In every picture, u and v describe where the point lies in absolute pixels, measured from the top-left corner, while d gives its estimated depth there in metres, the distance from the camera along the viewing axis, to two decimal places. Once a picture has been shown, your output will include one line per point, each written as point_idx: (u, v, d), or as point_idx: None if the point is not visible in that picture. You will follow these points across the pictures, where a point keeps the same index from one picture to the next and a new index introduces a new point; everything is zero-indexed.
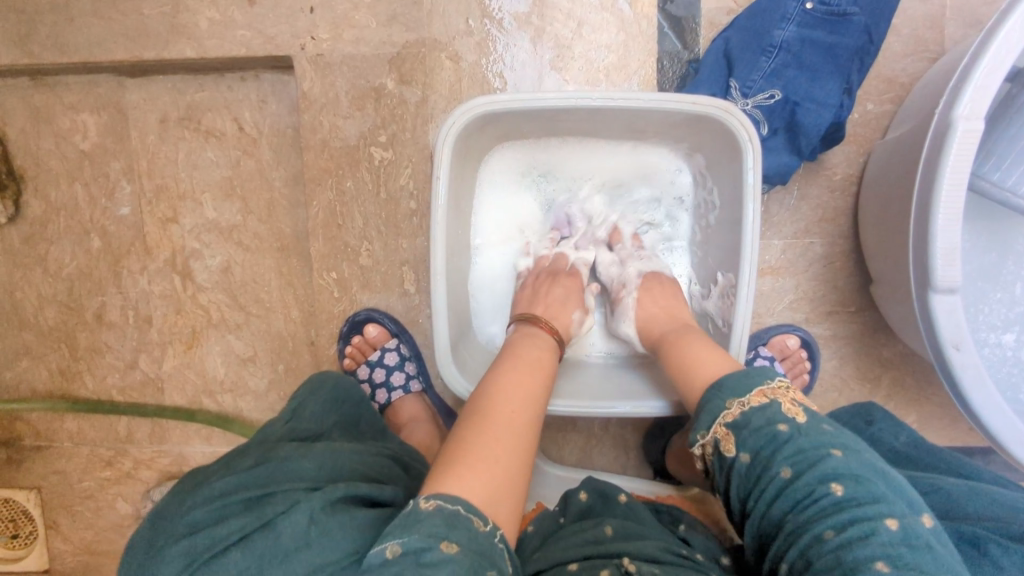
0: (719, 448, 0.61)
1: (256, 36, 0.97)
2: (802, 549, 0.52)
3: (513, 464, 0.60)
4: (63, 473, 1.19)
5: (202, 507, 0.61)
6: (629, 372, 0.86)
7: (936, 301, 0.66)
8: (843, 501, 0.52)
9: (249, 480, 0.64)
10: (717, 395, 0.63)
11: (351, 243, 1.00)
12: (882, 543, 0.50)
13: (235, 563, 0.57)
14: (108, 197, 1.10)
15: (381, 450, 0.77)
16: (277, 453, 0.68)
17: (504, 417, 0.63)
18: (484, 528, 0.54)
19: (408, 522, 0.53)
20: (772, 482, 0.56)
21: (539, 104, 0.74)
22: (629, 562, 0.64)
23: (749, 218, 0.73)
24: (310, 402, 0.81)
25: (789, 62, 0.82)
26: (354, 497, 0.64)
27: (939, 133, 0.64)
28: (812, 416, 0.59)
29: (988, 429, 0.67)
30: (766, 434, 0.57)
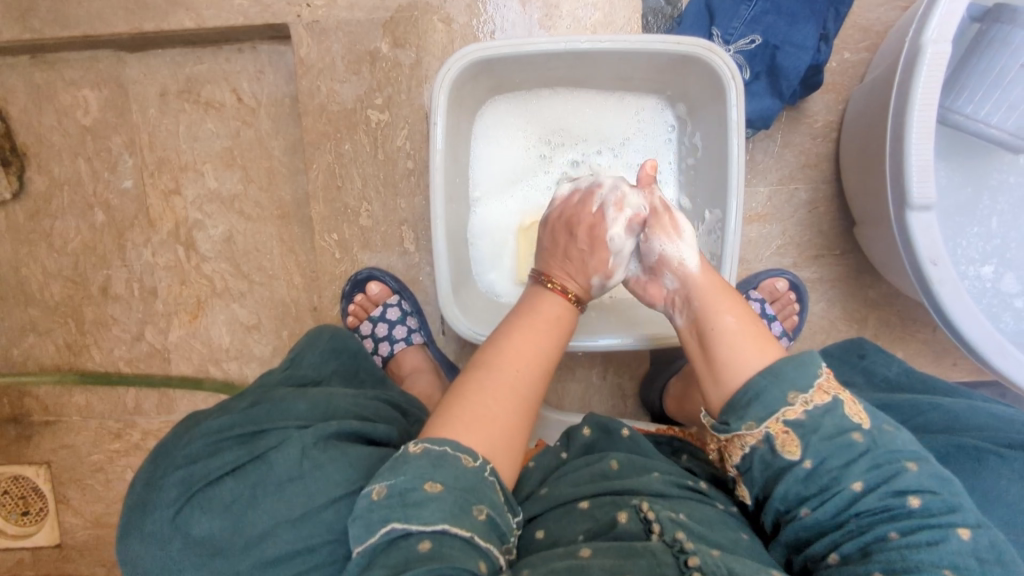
0: (772, 446, 0.61)
1: (253, 5, 1.00)
2: (862, 545, 0.56)
3: (518, 428, 0.65)
4: (72, 447, 1.21)
5: (198, 440, 0.63)
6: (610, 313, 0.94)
7: (913, 218, 0.69)
8: (917, 511, 0.56)
9: (243, 418, 0.66)
10: (776, 383, 0.61)
11: (350, 204, 1.03)
12: (951, 551, 0.53)
13: (229, 491, 0.60)
14: (111, 171, 1.13)
15: (378, 396, 0.78)
16: (272, 395, 0.69)
17: (515, 389, 0.67)
18: (473, 464, 0.59)
19: (396, 465, 0.58)
20: (839, 491, 0.58)
21: (531, 49, 0.77)
22: (648, 509, 0.64)
23: (733, 154, 0.78)
24: (307, 351, 0.80)
25: (767, 9, 0.86)
26: (347, 435, 0.66)
27: (911, 57, 0.68)
28: (872, 418, 0.61)
29: (965, 338, 0.71)
30: (840, 444, 0.59)
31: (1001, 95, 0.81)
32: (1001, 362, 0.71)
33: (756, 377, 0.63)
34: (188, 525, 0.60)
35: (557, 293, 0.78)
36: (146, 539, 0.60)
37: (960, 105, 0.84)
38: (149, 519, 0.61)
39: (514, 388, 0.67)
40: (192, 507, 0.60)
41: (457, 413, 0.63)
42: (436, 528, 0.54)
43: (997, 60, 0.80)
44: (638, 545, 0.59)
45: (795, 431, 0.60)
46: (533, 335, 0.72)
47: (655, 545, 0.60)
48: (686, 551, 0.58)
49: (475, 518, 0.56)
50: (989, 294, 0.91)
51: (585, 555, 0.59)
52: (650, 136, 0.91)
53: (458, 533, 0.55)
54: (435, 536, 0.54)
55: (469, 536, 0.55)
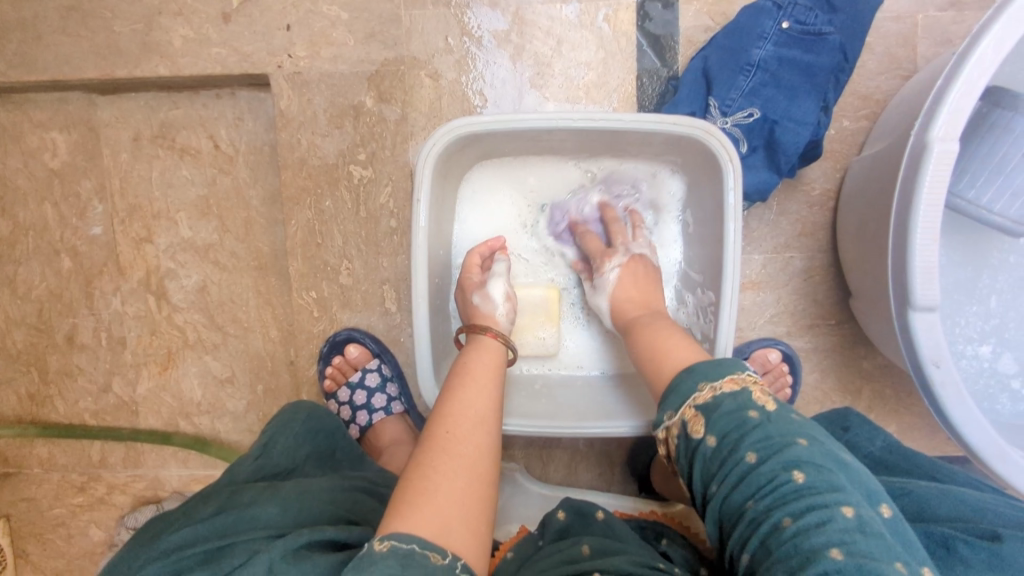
0: (687, 432, 0.60)
1: (231, 53, 0.95)
2: (762, 537, 0.52)
3: (468, 490, 0.60)
4: (33, 500, 1.16)
5: (158, 561, 0.55)
6: (617, 391, 0.85)
7: (917, 319, 0.67)
8: (803, 489, 0.52)
9: (207, 531, 0.57)
10: (688, 376, 0.62)
11: (330, 261, 0.98)
12: (838, 530, 0.49)
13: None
14: (79, 216, 1.07)
15: (354, 488, 0.69)
16: (240, 498, 0.61)
17: (460, 450, 0.63)
18: (442, 563, 0.53)
19: (361, 564, 0.52)
20: (736, 466, 0.55)
21: (520, 125, 0.74)
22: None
23: (730, 238, 0.74)
24: (281, 436, 0.72)
25: (766, 81, 0.83)
26: (322, 546, 0.57)
27: (916, 155, 0.65)
28: (780, 404, 0.58)
29: (967, 441, 0.68)
30: (735, 419, 0.56)
31: (1004, 181, 0.80)
32: (1001, 467, 0.68)
33: (675, 377, 0.64)
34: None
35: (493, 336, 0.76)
36: None
37: (962, 189, 0.82)
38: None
39: (468, 457, 0.62)
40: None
41: (408, 494, 0.59)
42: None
43: (1000, 146, 0.79)
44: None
45: (702, 412, 0.59)
46: (480, 396, 0.68)
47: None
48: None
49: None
50: (987, 375, 0.89)
51: None
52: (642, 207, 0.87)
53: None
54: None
55: None
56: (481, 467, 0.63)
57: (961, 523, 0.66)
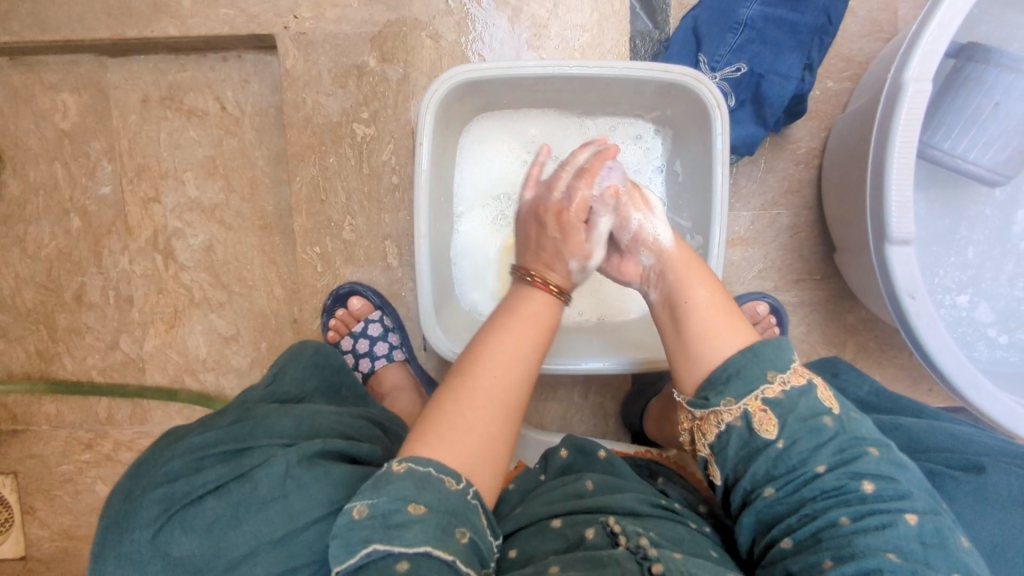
0: (750, 426, 0.61)
1: (239, 15, 0.99)
2: (814, 530, 0.57)
3: (489, 423, 0.61)
4: (40, 457, 1.18)
5: (180, 458, 0.58)
6: (602, 336, 0.91)
7: (892, 252, 0.71)
8: (870, 498, 0.57)
9: (226, 435, 0.61)
10: (753, 362, 0.62)
11: (334, 217, 1.02)
12: (897, 535, 0.55)
13: (212, 510, 0.55)
14: (89, 176, 1.11)
15: (362, 415, 0.73)
16: (256, 412, 0.64)
17: (487, 383, 0.63)
18: (456, 487, 0.57)
19: (379, 483, 0.55)
20: (804, 471, 0.59)
21: (518, 72, 0.78)
22: (614, 522, 0.66)
23: (717, 181, 0.78)
24: (291, 367, 0.76)
25: (754, 38, 0.88)
26: (335, 454, 0.61)
27: (892, 96, 0.69)
28: (842, 406, 0.63)
29: (941, 370, 0.72)
30: (810, 426, 0.60)
31: (977, 132, 0.84)
32: (974, 395, 0.72)
33: (736, 356, 0.64)
34: (168, 545, 0.54)
35: (538, 288, 0.72)
36: (120, 563, 0.54)
37: (937, 141, 0.86)
38: (125, 538, 0.55)
39: (494, 394, 0.63)
40: (173, 527, 0.54)
41: (434, 427, 0.60)
42: (417, 551, 0.53)
43: (973, 98, 0.83)
44: (603, 554, 0.62)
45: (773, 409, 0.61)
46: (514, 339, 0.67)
47: (620, 553, 0.63)
48: (649, 559, 0.62)
49: (458, 540, 0.55)
50: (965, 323, 0.93)
51: (553, 569, 0.61)
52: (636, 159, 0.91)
53: (439, 557, 0.53)
54: (415, 558, 0.52)
55: (451, 560, 0.53)
56: (506, 405, 0.63)
57: (944, 456, 0.68)
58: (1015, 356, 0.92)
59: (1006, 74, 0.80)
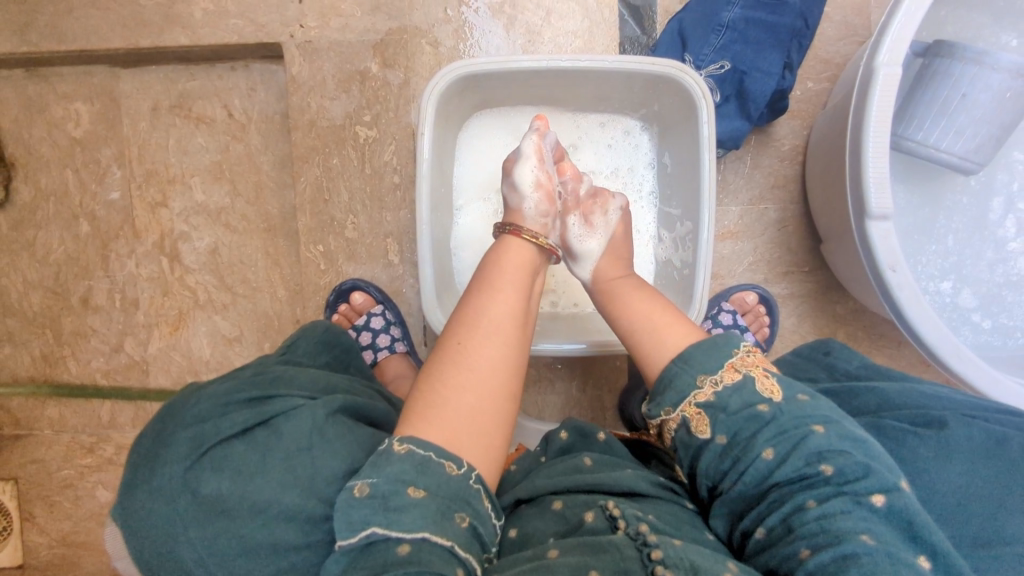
0: (688, 429, 0.62)
1: (247, 24, 1.04)
2: (783, 516, 0.55)
3: (478, 401, 0.62)
4: (41, 462, 1.18)
5: (206, 401, 0.62)
6: (589, 322, 0.95)
7: (873, 227, 0.74)
8: (831, 479, 0.54)
9: (250, 386, 0.65)
10: (685, 370, 0.63)
11: (337, 216, 1.05)
12: (862, 516, 0.52)
13: (239, 453, 0.59)
14: (98, 182, 1.14)
15: (372, 385, 0.79)
16: (275, 368, 0.70)
17: (470, 364, 0.64)
18: (457, 472, 0.58)
19: (379, 462, 0.57)
20: (755, 461, 0.58)
21: (514, 65, 0.82)
22: (614, 506, 0.62)
23: (705, 167, 0.82)
24: (302, 340, 0.79)
25: (735, 38, 0.93)
26: (351, 412, 0.67)
27: (865, 80, 0.74)
28: (786, 389, 0.60)
29: (925, 340, 0.75)
30: (745, 416, 0.59)
31: (947, 123, 0.88)
32: (957, 363, 0.75)
33: (669, 365, 0.65)
34: (196, 481, 0.57)
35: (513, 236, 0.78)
36: (151, 494, 0.57)
37: (911, 133, 0.91)
38: (159, 472, 0.58)
39: (479, 362, 0.64)
40: (202, 463, 0.58)
41: (419, 405, 0.63)
42: (417, 536, 0.54)
43: (941, 91, 0.88)
44: (602, 539, 0.58)
45: (706, 411, 0.61)
46: (497, 302, 0.69)
47: (619, 540, 0.58)
48: (649, 545, 0.56)
49: (458, 525, 0.56)
50: (949, 308, 0.96)
51: (551, 554, 0.58)
52: (627, 154, 0.95)
53: (438, 542, 0.55)
54: (415, 542, 0.54)
55: (450, 545, 0.55)
56: (494, 373, 0.64)
57: (908, 412, 0.65)
58: (999, 340, 0.95)
59: (972, 67, 0.85)
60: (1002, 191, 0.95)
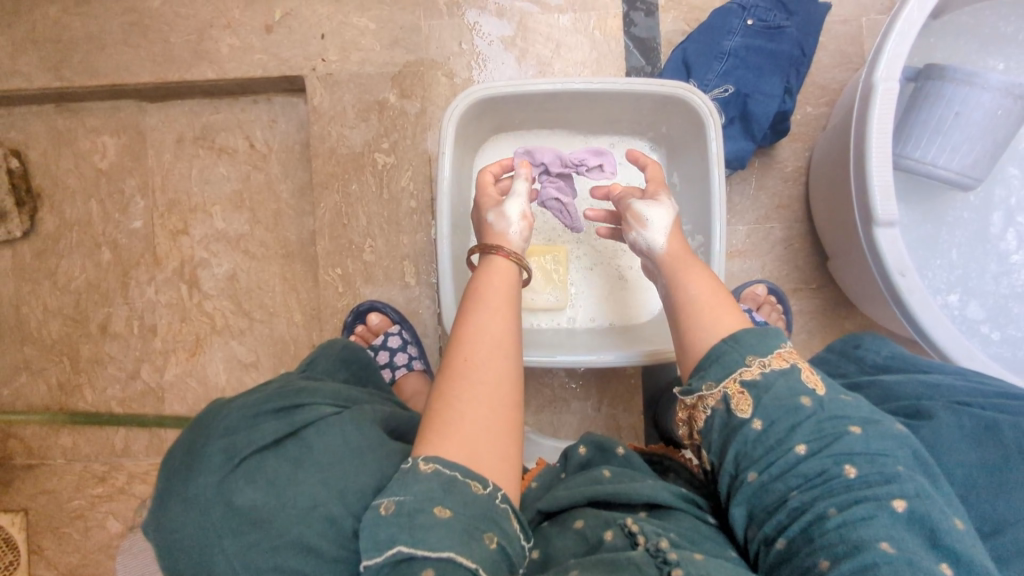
0: (728, 407, 0.61)
1: (271, 59, 1.09)
2: (804, 525, 0.54)
3: (492, 414, 0.62)
4: (52, 492, 1.17)
5: (235, 410, 0.57)
6: (607, 337, 0.96)
7: (880, 234, 0.77)
8: (854, 483, 0.54)
9: (277, 395, 0.60)
10: (736, 348, 0.63)
11: (355, 240, 1.08)
12: (885, 524, 0.51)
13: (273, 467, 0.54)
14: (122, 212, 1.17)
15: (389, 399, 0.78)
16: (297, 381, 0.66)
17: (479, 379, 0.64)
18: (483, 491, 0.57)
19: (406, 481, 0.56)
20: (784, 456, 0.57)
21: (531, 88, 0.86)
22: (632, 522, 0.62)
23: (715, 182, 0.85)
24: (322, 357, 0.78)
25: (737, 64, 0.99)
26: (378, 423, 0.65)
27: (865, 95, 0.78)
28: (829, 388, 0.61)
29: (937, 343, 0.77)
30: (788, 406, 0.59)
31: (942, 140, 0.92)
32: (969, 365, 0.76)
33: (717, 344, 0.65)
34: (231, 494, 0.52)
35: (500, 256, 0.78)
36: (183, 508, 0.52)
37: (909, 151, 0.94)
38: (190, 484, 0.52)
39: (493, 381, 0.64)
40: (236, 476, 0.53)
41: (434, 422, 0.62)
42: (441, 556, 0.52)
43: (935, 111, 0.91)
44: (621, 557, 0.58)
45: (749, 390, 0.60)
46: (496, 323, 0.70)
47: (639, 556, 0.58)
48: (669, 563, 0.56)
49: (485, 545, 0.54)
50: (958, 320, 0.98)
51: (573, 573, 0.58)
52: (638, 174, 0.99)
53: (463, 564, 0.52)
54: (439, 565, 0.51)
55: (475, 568, 0.52)
56: (501, 386, 0.64)
57: (899, 403, 0.66)
58: (1009, 351, 0.97)
59: (962, 87, 0.89)
60: (1001, 205, 0.99)
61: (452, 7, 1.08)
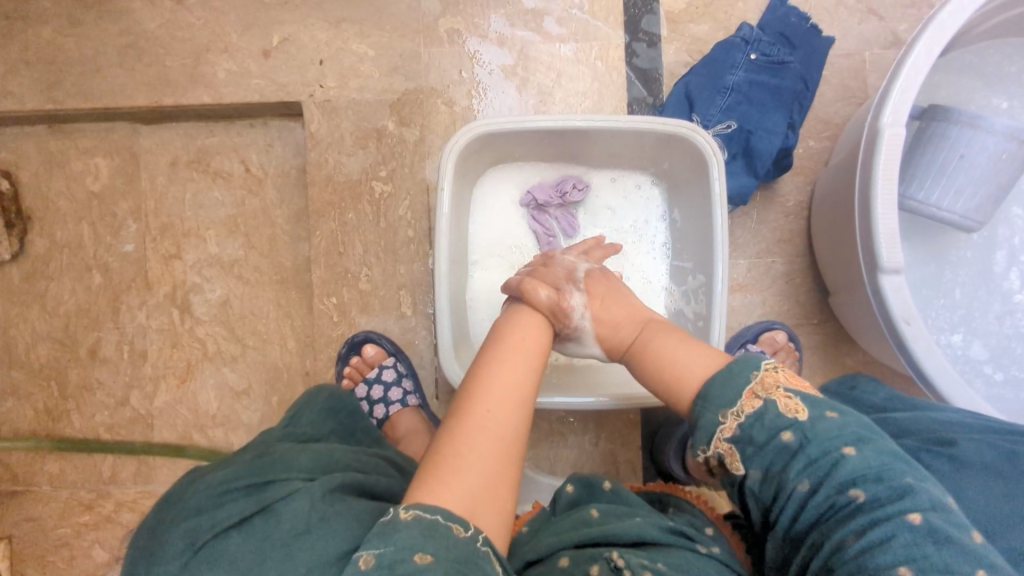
0: (724, 465, 0.59)
1: (269, 84, 1.07)
2: (824, 557, 0.53)
3: (492, 470, 0.58)
4: (37, 520, 1.15)
5: (203, 492, 0.60)
6: (604, 375, 0.95)
7: (886, 281, 0.76)
8: (864, 506, 0.52)
9: (247, 471, 0.62)
10: (704, 407, 0.60)
11: (351, 269, 1.06)
12: (904, 543, 0.50)
13: (237, 546, 0.56)
14: (113, 235, 1.16)
15: (379, 452, 0.78)
16: (274, 449, 0.68)
17: (476, 430, 0.61)
18: (464, 534, 0.53)
19: (385, 531, 0.52)
20: (790, 496, 0.55)
21: (532, 125, 0.85)
22: (619, 556, 0.62)
23: (718, 222, 0.84)
24: (306, 410, 0.79)
25: (740, 100, 0.98)
26: (352, 488, 0.65)
27: (871, 140, 0.77)
28: (812, 406, 0.57)
29: (942, 392, 0.76)
30: (773, 450, 0.56)
31: (947, 182, 0.91)
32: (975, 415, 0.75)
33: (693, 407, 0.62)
34: None
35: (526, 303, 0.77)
36: None
37: (912, 192, 0.93)
38: (156, 569, 0.55)
39: (490, 422, 0.61)
40: (199, 560, 0.55)
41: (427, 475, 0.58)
42: None
43: (940, 152, 0.91)
44: None
45: (736, 447, 0.57)
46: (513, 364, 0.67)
47: None
48: None
49: None
50: (962, 360, 0.97)
51: None
52: (640, 208, 0.97)
53: None
54: None
55: None
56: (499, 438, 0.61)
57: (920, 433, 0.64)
58: (1013, 392, 0.96)
59: (967, 129, 0.89)
60: (1005, 245, 0.98)
61: (453, 35, 1.07)
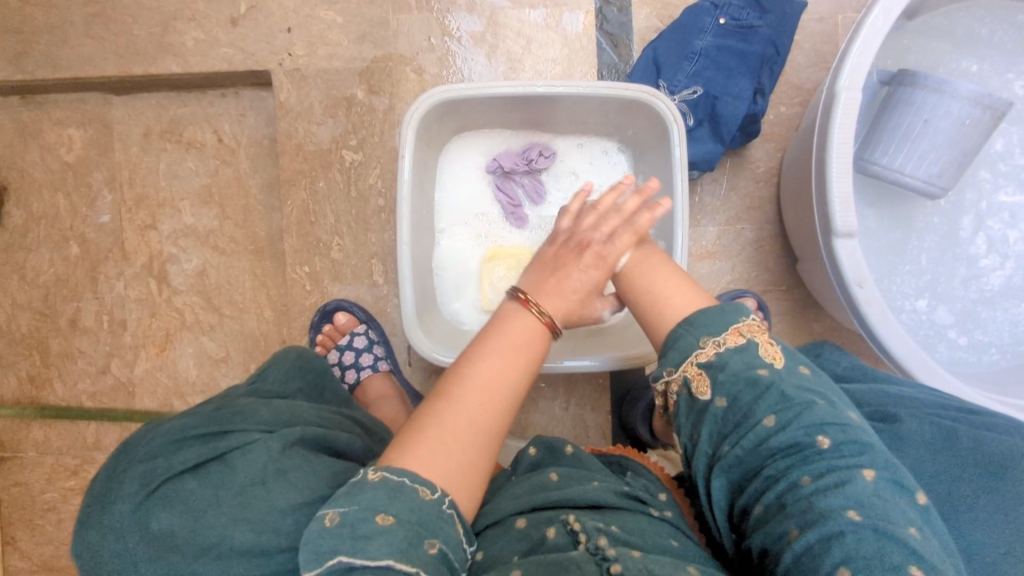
0: (689, 389, 0.58)
1: (237, 53, 1.07)
2: (778, 494, 0.52)
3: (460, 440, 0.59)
4: (25, 484, 1.18)
5: (161, 435, 0.59)
6: (573, 341, 0.96)
7: (840, 245, 0.77)
8: (826, 452, 0.52)
9: (207, 418, 0.62)
10: (689, 330, 0.59)
11: (322, 238, 1.07)
12: (856, 491, 0.50)
13: (192, 491, 0.56)
14: (89, 206, 1.17)
15: (344, 412, 0.77)
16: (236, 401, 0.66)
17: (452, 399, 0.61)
18: (431, 497, 0.55)
19: (352, 490, 0.54)
20: (752, 429, 0.55)
21: (494, 92, 0.85)
22: (574, 520, 0.62)
23: (678, 187, 0.84)
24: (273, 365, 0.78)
25: (707, 65, 0.98)
26: (314, 442, 0.64)
27: (829, 105, 0.77)
28: (789, 358, 0.58)
29: (893, 354, 0.77)
30: (745, 378, 0.56)
31: (911, 147, 0.91)
32: (924, 377, 0.76)
33: (675, 329, 0.61)
34: (148, 519, 0.55)
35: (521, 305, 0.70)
36: (104, 532, 0.55)
37: (877, 157, 0.94)
38: (109, 512, 0.55)
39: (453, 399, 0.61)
40: (153, 503, 0.55)
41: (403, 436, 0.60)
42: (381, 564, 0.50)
43: (905, 117, 0.91)
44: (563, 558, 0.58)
45: (707, 372, 0.57)
46: (488, 347, 0.66)
47: (579, 555, 0.58)
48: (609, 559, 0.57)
49: (426, 550, 0.52)
50: (925, 326, 0.98)
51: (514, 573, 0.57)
52: (606, 175, 0.97)
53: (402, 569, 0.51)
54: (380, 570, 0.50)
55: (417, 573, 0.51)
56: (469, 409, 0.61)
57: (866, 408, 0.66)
58: (974, 356, 0.98)
59: (932, 94, 0.89)
60: (972, 209, 0.98)
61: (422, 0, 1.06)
